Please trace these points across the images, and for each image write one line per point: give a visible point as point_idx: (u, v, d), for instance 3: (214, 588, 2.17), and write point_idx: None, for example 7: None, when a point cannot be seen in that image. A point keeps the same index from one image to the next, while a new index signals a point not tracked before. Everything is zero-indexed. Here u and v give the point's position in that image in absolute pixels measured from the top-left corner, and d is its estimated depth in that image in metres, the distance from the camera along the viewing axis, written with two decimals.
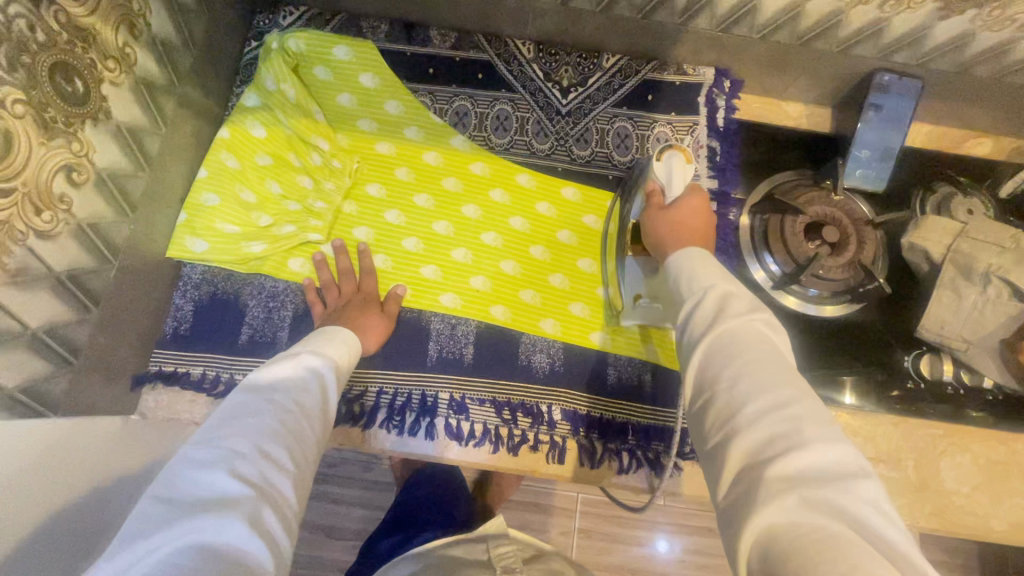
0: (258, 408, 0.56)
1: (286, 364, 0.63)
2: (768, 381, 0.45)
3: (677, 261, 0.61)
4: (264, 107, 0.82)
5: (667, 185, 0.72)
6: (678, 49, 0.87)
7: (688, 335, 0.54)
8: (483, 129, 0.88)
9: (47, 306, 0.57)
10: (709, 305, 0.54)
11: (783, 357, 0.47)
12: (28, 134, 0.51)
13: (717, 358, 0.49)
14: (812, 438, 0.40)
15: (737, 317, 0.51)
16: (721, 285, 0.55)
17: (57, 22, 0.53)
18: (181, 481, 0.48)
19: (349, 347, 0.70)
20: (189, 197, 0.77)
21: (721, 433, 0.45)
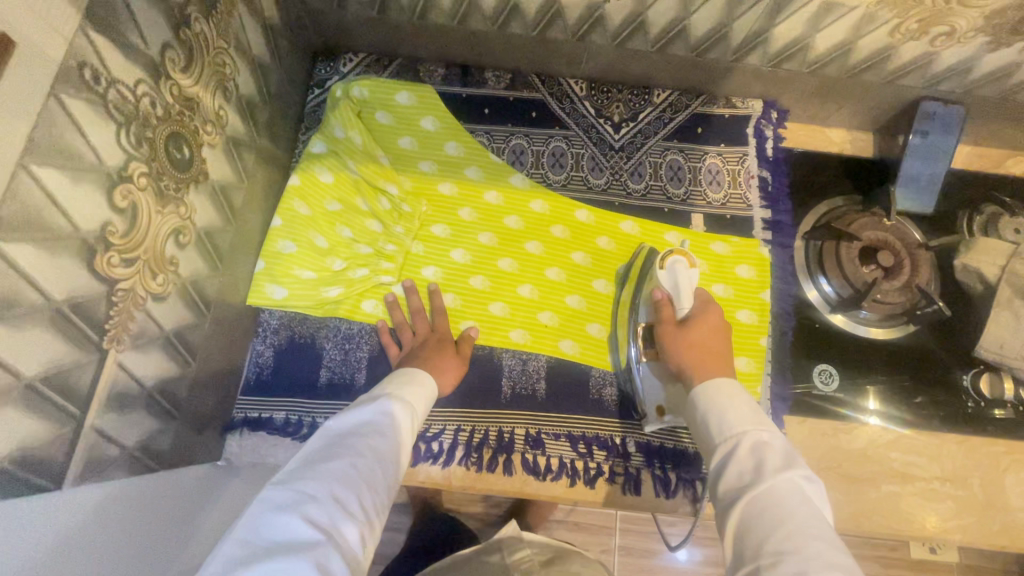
0: (333, 454, 0.57)
1: (363, 409, 0.64)
2: (814, 563, 0.45)
3: (700, 393, 0.64)
4: (332, 153, 0.85)
5: (676, 295, 0.74)
6: (727, 84, 0.90)
7: (725, 485, 0.55)
8: (541, 166, 0.91)
9: (160, 365, 0.59)
10: (745, 459, 0.56)
11: (828, 533, 0.48)
12: (148, 203, 0.53)
13: (757, 523, 0.50)
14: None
15: (778, 471, 0.52)
16: (754, 433, 0.57)
17: (171, 95, 0.55)
18: (260, 526, 0.49)
19: (426, 389, 0.70)
20: (266, 245, 0.79)
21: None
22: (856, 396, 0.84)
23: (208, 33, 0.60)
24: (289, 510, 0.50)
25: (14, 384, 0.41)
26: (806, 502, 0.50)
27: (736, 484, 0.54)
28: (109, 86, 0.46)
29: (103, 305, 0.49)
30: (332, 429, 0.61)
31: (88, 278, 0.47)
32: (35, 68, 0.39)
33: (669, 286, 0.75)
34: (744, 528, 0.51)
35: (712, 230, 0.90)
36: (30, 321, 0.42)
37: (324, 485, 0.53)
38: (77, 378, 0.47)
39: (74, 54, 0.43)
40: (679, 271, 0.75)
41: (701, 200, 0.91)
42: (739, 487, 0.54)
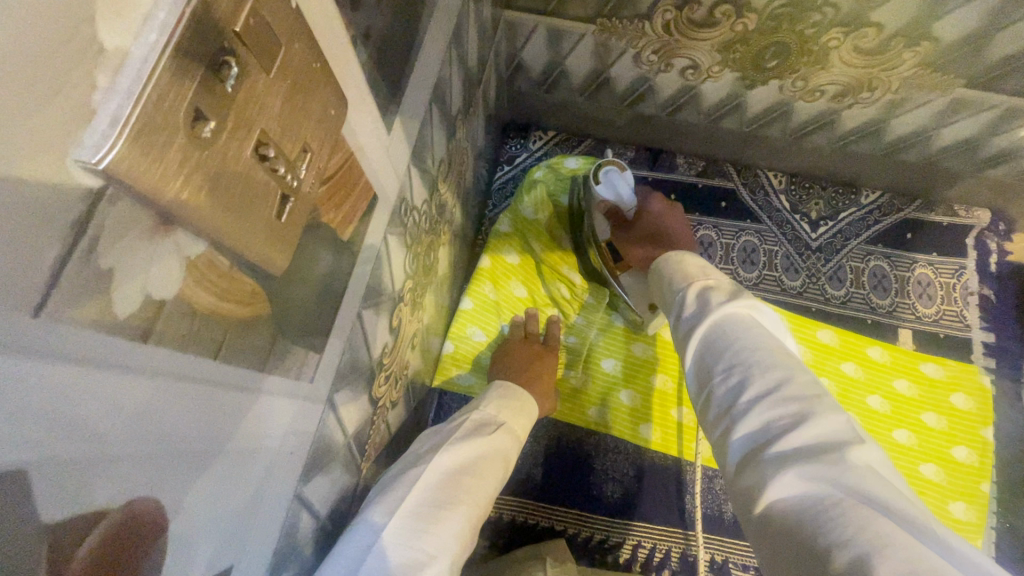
0: (436, 498, 0.44)
1: (476, 442, 0.51)
2: (758, 367, 0.41)
3: (662, 264, 0.58)
4: (519, 234, 0.83)
5: (620, 200, 0.71)
6: (952, 191, 0.82)
7: (681, 324, 0.50)
8: (729, 261, 0.86)
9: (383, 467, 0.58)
10: (688, 305, 0.50)
11: (769, 340, 0.43)
12: (407, 315, 0.52)
13: (711, 348, 0.45)
14: (803, 410, 0.37)
15: (721, 306, 0.47)
16: (702, 283, 0.51)
17: (435, 205, 0.55)
18: None
19: (518, 419, 0.58)
20: (455, 327, 0.79)
21: (722, 428, 0.40)
22: None
23: (461, 135, 0.60)
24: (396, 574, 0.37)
25: (314, 527, 0.40)
26: (756, 327, 0.45)
27: (689, 324, 0.49)
28: (409, 215, 0.46)
29: (369, 426, 0.48)
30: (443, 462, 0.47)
31: (368, 404, 0.46)
32: (381, 219, 0.39)
33: (608, 194, 0.72)
34: (701, 354, 0.46)
35: (921, 350, 0.81)
36: (334, 464, 0.41)
37: (423, 540, 0.40)
38: (343, 505, 0.46)
39: (400, 192, 0.42)
40: (614, 176, 0.72)
41: (910, 314, 0.82)
42: (692, 325, 0.48)
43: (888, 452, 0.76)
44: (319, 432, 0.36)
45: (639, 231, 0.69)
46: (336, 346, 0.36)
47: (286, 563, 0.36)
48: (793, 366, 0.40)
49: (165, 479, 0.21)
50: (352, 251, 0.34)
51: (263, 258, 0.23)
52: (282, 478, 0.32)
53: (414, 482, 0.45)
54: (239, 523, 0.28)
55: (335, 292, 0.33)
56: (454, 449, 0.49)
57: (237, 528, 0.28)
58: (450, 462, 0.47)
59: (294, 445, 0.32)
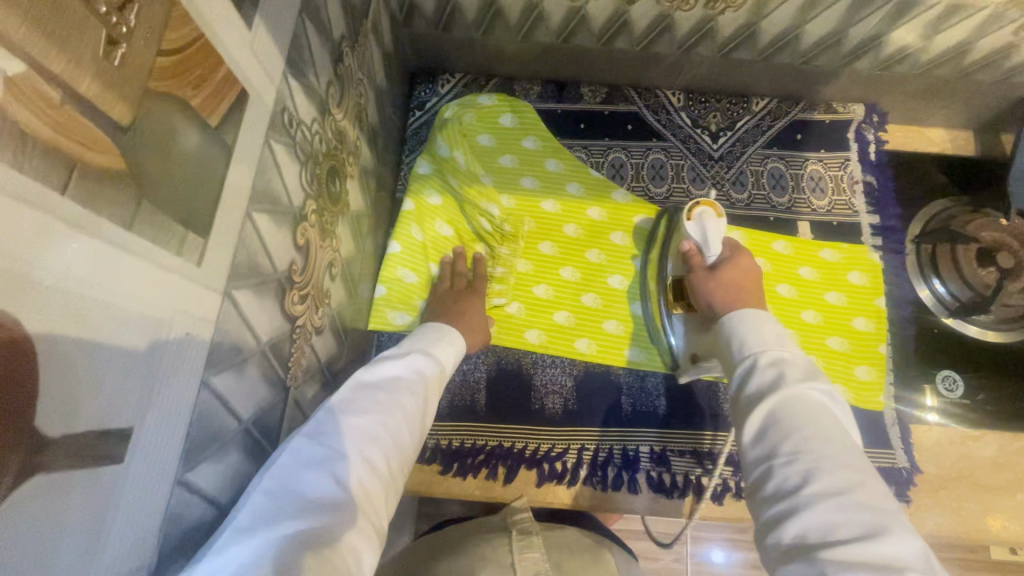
0: (349, 405, 0.46)
1: (391, 361, 0.53)
2: (831, 463, 0.45)
3: (736, 323, 0.61)
4: (438, 174, 0.85)
5: (705, 243, 0.74)
6: (829, 89, 0.89)
7: (751, 391, 0.54)
8: (641, 179, 0.91)
9: (317, 396, 0.59)
10: (765, 371, 0.54)
11: (841, 436, 0.47)
12: (315, 240, 0.54)
13: (778, 426, 0.49)
14: (871, 522, 0.40)
15: (799, 386, 0.51)
16: (780, 353, 0.56)
17: (332, 131, 0.56)
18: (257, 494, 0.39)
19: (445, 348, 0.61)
20: (384, 271, 0.80)
21: (780, 506, 0.44)
22: (983, 402, 0.81)
23: (353, 65, 0.60)
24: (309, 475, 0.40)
25: (237, 429, 0.41)
26: (832, 419, 0.49)
27: (761, 391, 0.53)
28: (296, 128, 0.47)
29: (287, 342, 0.49)
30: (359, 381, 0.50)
31: (282, 318, 0.48)
32: (257, 119, 0.40)
33: (697, 235, 0.74)
34: (769, 424, 0.50)
35: (819, 238, 0.88)
36: (248, 366, 0.42)
37: (334, 438, 0.43)
38: (271, 418, 0.47)
39: (279, 99, 0.43)
40: (705, 220, 0.74)
41: (806, 207, 0.90)
42: (765, 394, 0.52)
43: (797, 332, 0.83)
44: (220, 324, 0.37)
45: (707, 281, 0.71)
46: (224, 238, 0.37)
47: (204, 455, 0.37)
48: (868, 474, 0.44)
49: (24, 302, 0.22)
50: (225, 140, 0.36)
51: (102, 101, 0.24)
52: (182, 357, 0.33)
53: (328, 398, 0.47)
54: (138, 386, 0.29)
55: (209, 177, 0.34)
56: (371, 367, 0.51)
57: (136, 394, 0.29)
58: (367, 377, 0.50)
59: (190, 327, 0.34)
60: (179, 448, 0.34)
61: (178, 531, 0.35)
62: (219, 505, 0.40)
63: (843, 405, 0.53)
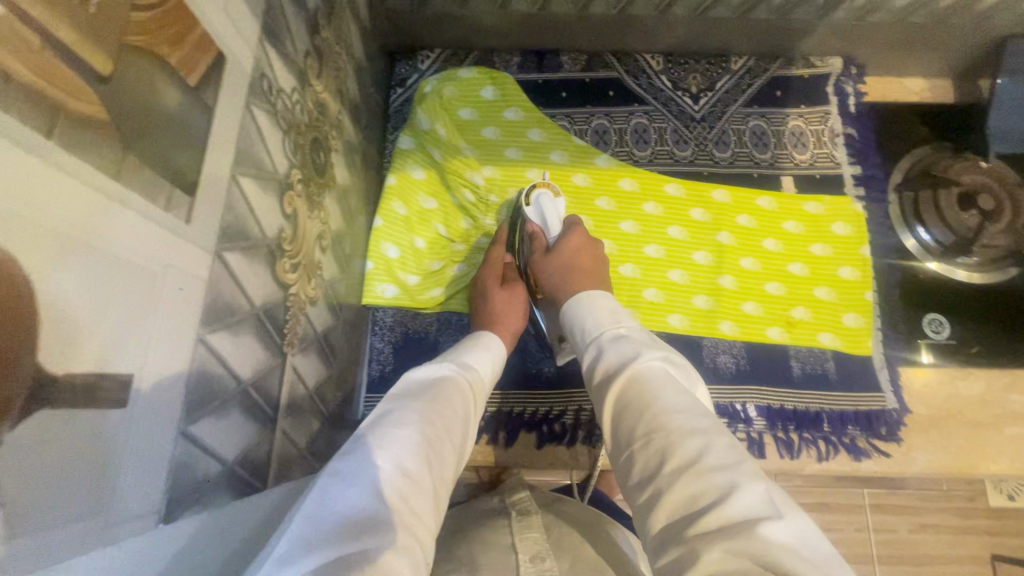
0: (416, 410, 0.50)
1: (420, 378, 0.56)
2: (679, 433, 0.42)
3: (575, 307, 0.62)
4: (418, 147, 0.87)
5: (545, 225, 0.78)
6: (806, 44, 0.90)
7: (597, 382, 0.53)
8: (625, 143, 0.91)
9: (315, 366, 0.61)
10: (609, 358, 0.53)
11: (688, 403, 0.46)
12: (303, 209, 0.55)
13: (631, 408, 0.47)
14: (727, 481, 0.38)
15: (637, 365, 0.50)
16: (616, 333, 0.56)
17: (311, 102, 0.56)
18: (350, 483, 0.41)
19: (488, 360, 0.64)
20: (371, 247, 0.81)
21: (646, 492, 0.41)
22: (969, 342, 0.83)
23: (329, 38, 0.61)
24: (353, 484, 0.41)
25: (237, 390, 0.43)
26: (667, 385, 0.48)
27: (612, 376, 0.51)
28: (277, 96, 0.47)
29: (282, 309, 0.50)
30: (395, 396, 0.52)
31: (273, 285, 0.48)
32: (237, 83, 0.40)
33: (537, 218, 0.78)
34: (622, 410, 0.48)
35: (802, 191, 0.90)
36: (243, 328, 0.43)
37: (407, 440, 0.46)
38: (270, 381, 0.48)
39: (257, 66, 0.44)
40: (543, 201, 0.79)
41: (788, 162, 0.91)
42: (613, 379, 0.51)
43: (785, 284, 0.85)
44: (212, 284, 0.38)
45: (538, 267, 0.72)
46: (213, 201, 0.38)
47: (205, 413, 0.38)
48: (714, 432, 0.42)
49: (20, 242, 0.23)
50: (205, 101, 0.36)
51: (77, 50, 0.25)
52: (178, 312, 0.34)
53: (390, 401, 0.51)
54: (135, 335, 0.30)
55: (193, 138, 0.35)
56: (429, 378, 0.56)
57: (133, 344, 0.30)
58: (418, 385, 0.54)
59: (183, 283, 0.35)
60: (180, 402, 0.35)
61: (188, 483, 0.36)
62: (226, 462, 0.41)
63: (688, 367, 0.52)
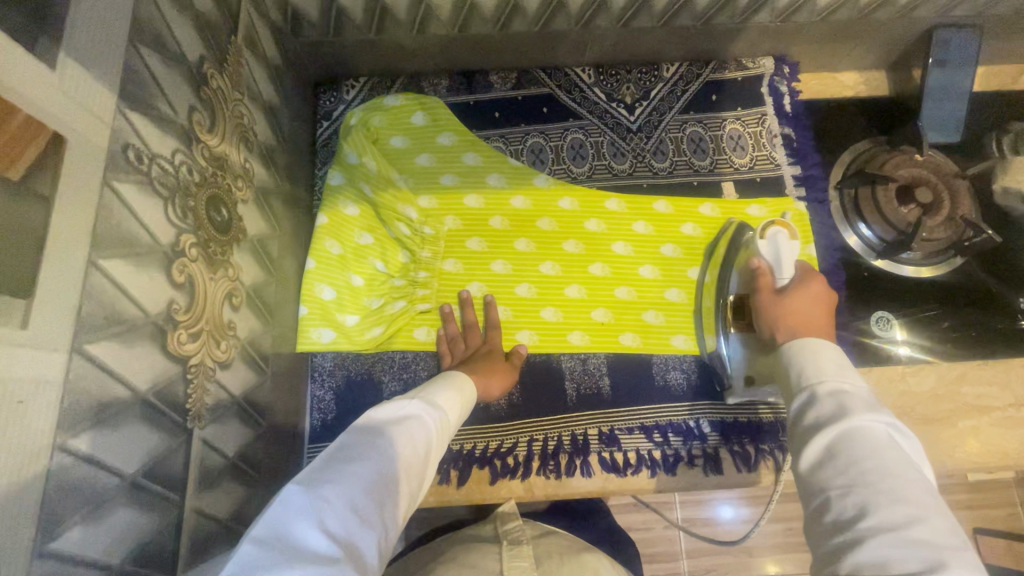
0: (378, 447, 0.50)
1: (393, 408, 0.56)
2: (886, 498, 0.44)
3: (791, 348, 0.60)
4: (349, 182, 0.83)
5: (778, 265, 0.72)
6: (736, 46, 0.89)
7: (803, 422, 0.52)
8: (562, 161, 0.90)
9: (237, 431, 0.58)
10: (822, 404, 0.52)
11: (908, 471, 0.45)
12: (202, 273, 0.52)
13: (838, 457, 0.47)
14: (935, 561, 0.39)
15: (856, 417, 0.49)
16: (835, 384, 0.53)
17: (204, 158, 0.53)
18: (303, 512, 0.43)
19: (459, 400, 0.65)
20: (305, 291, 0.78)
21: (835, 541, 0.44)
22: (914, 338, 0.84)
23: (224, 86, 0.58)
24: (307, 515, 0.42)
25: (119, 485, 0.40)
26: (894, 449, 0.47)
27: (820, 423, 0.51)
28: (151, 162, 0.44)
29: (180, 384, 0.47)
30: (367, 424, 0.53)
31: (164, 361, 0.45)
32: (86, 161, 0.37)
33: (769, 255, 0.73)
34: (827, 456, 0.48)
35: (744, 196, 0.88)
36: (121, 421, 0.40)
37: (365, 478, 0.47)
38: (171, 463, 0.46)
39: (116, 137, 0.41)
40: (779, 241, 0.73)
41: (728, 167, 0.89)
42: (823, 424, 0.50)
43: None
44: (73, 383, 0.36)
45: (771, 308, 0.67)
46: (61, 294, 0.35)
47: (70, 522, 0.35)
48: (930, 511, 0.43)
49: None
50: (38, 191, 0.34)
51: None
52: (26, 426, 0.32)
53: (354, 432, 0.52)
54: None
55: (19, 236, 0.32)
56: (395, 412, 0.56)
57: None
58: (383, 420, 0.54)
59: (25, 395, 0.32)
60: (31, 520, 0.32)
61: None
62: (107, 567, 0.38)
63: (912, 437, 0.50)
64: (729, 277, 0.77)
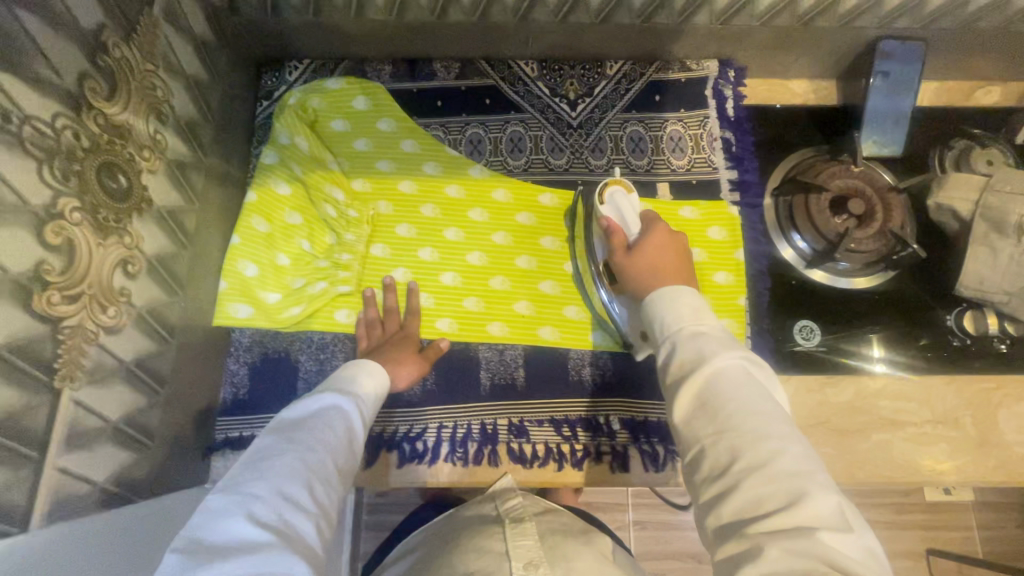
0: (295, 439, 0.54)
1: (309, 401, 0.60)
2: (748, 436, 0.47)
3: (652, 302, 0.60)
4: (281, 162, 0.84)
5: (623, 222, 0.73)
6: (679, 46, 0.88)
7: (672, 369, 0.54)
8: (499, 153, 0.90)
9: (125, 397, 0.59)
10: (683, 351, 0.54)
11: (763, 405, 0.49)
12: (87, 236, 0.52)
13: (705, 404, 0.50)
14: (801, 490, 0.43)
15: (714, 361, 0.52)
16: (691, 327, 0.56)
17: (97, 125, 0.54)
18: (228, 510, 0.46)
19: (378, 384, 0.69)
20: (226, 266, 0.79)
21: (713, 487, 0.46)
22: (836, 349, 0.84)
23: (131, 56, 0.58)
24: (232, 513, 0.46)
25: None
26: (750, 385, 0.50)
27: (680, 371, 0.53)
28: (23, 123, 0.46)
29: (48, 344, 0.49)
30: (280, 424, 0.57)
31: (27, 321, 0.47)
32: None
33: (613, 215, 0.74)
34: (696, 406, 0.50)
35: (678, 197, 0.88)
36: None
37: (287, 467, 0.51)
38: (29, 419, 0.47)
39: None
40: (618, 200, 0.75)
41: (665, 168, 0.89)
42: (686, 373, 0.52)
43: None
44: None
45: (626, 261, 0.68)
46: None
47: None
48: (788, 439, 0.46)
49: None
50: None
51: None
52: None
53: (270, 432, 0.55)
54: None
55: None
56: (312, 403, 0.60)
57: None
58: (295, 413, 0.59)
59: None
60: None
61: None
62: None
63: (762, 364, 0.54)
64: (594, 244, 0.77)
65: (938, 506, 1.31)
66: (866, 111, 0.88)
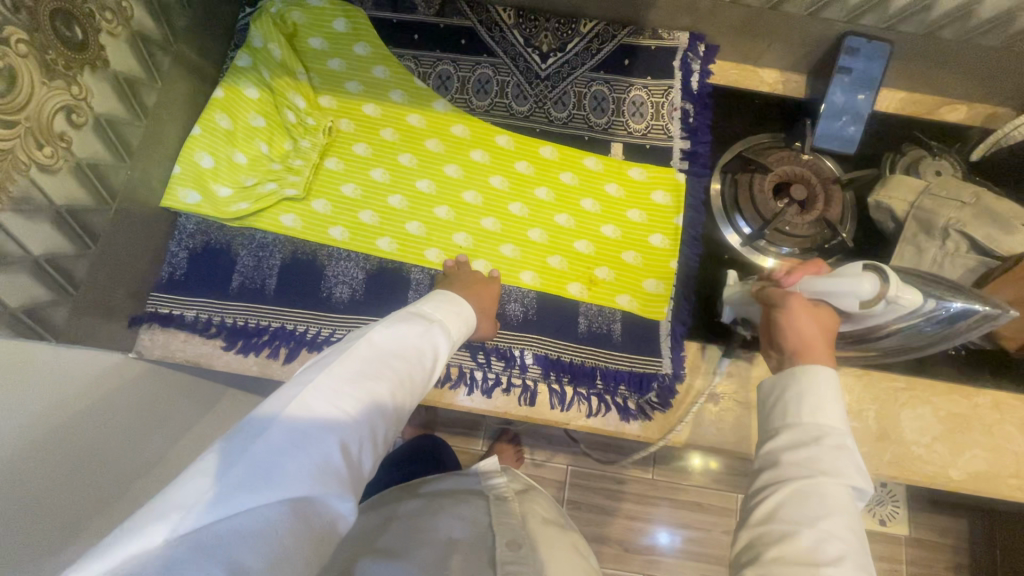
0: (389, 368, 0.53)
1: (411, 329, 0.58)
2: (851, 561, 0.43)
3: (801, 378, 0.54)
4: (253, 66, 0.88)
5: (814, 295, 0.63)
6: (651, 14, 0.90)
7: (787, 458, 0.50)
8: (465, 92, 0.92)
9: (49, 236, 0.63)
10: (818, 448, 0.50)
11: (862, 540, 0.46)
12: (30, 70, 0.57)
13: (812, 503, 0.46)
14: None
15: (843, 475, 0.48)
16: (843, 440, 0.50)
17: None
18: (320, 423, 0.46)
19: (466, 327, 0.66)
20: (183, 153, 0.83)
21: None
22: None
23: None
24: (320, 427, 0.46)
25: None
26: (854, 512, 0.47)
27: (802, 463, 0.49)
28: None
29: None
30: (375, 343, 0.55)
31: None
32: None
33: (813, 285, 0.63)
34: (799, 501, 0.47)
35: (630, 158, 0.91)
36: None
37: (375, 400, 0.51)
38: None
39: None
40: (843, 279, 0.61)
41: (622, 130, 0.92)
42: (806, 468, 0.48)
43: (595, 243, 0.87)
44: None
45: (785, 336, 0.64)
46: None
47: None
48: None
49: None
50: None
51: None
52: None
53: (367, 343, 0.54)
54: None
55: None
56: (417, 332, 0.58)
57: None
58: (402, 334, 0.57)
59: None
60: None
61: None
62: None
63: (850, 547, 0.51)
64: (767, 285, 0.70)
65: (872, 535, 1.30)
66: (824, 107, 0.88)
